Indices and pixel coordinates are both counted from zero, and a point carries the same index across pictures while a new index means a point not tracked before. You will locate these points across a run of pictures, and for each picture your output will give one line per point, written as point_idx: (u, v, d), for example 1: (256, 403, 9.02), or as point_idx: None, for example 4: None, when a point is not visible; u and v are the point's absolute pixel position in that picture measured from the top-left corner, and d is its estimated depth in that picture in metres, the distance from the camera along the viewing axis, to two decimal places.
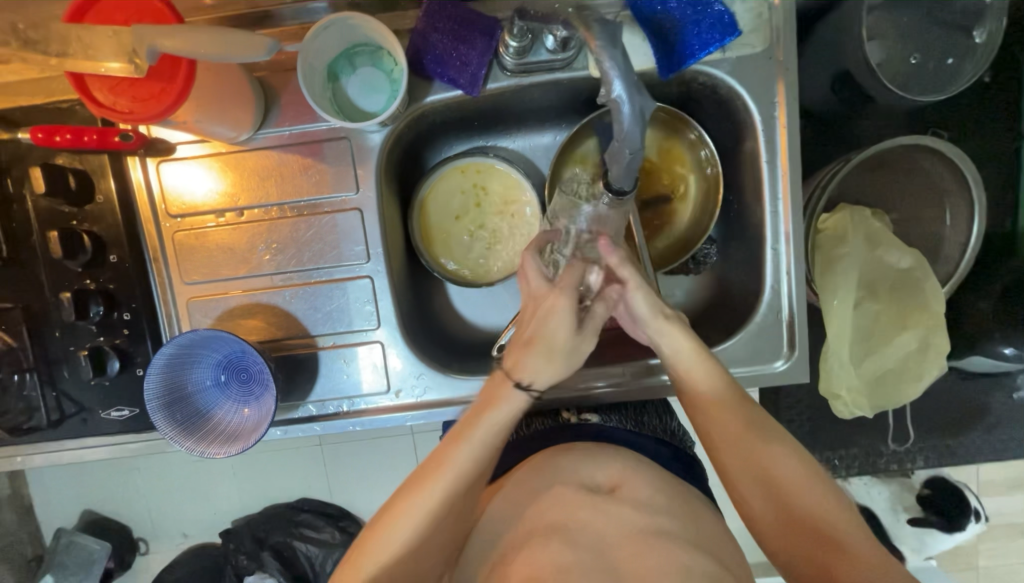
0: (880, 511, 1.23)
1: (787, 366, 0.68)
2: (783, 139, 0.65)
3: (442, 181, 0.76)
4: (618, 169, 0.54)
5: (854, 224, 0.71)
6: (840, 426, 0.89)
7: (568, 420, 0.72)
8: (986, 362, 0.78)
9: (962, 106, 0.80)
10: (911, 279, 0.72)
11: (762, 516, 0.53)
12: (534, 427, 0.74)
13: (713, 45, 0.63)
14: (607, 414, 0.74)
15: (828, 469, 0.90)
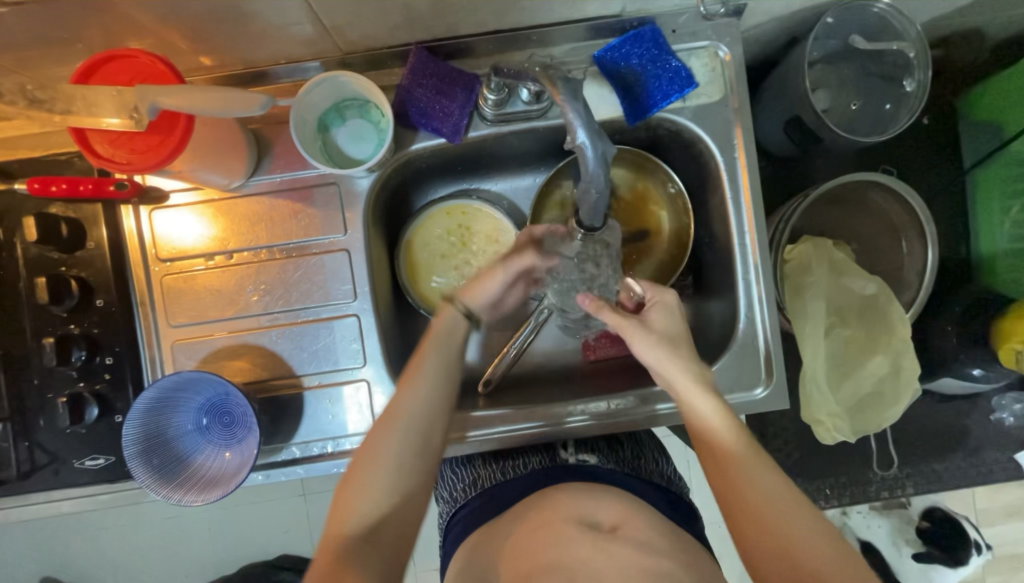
0: (882, 546, 1.21)
1: (767, 393, 0.70)
2: (744, 177, 0.70)
3: (429, 222, 0.80)
4: (585, 207, 0.57)
5: (816, 254, 0.75)
6: (827, 454, 0.89)
7: (564, 460, 0.74)
8: (956, 383, 0.81)
9: (905, 146, 0.87)
10: (875, 304, 0.76)
11: (766, 563, 0.49)
12: (531, 467, 0.74)
13: (673, 95, 0.69)
14: (605, 455, 0.76)
15: (820, 500, 0.89)
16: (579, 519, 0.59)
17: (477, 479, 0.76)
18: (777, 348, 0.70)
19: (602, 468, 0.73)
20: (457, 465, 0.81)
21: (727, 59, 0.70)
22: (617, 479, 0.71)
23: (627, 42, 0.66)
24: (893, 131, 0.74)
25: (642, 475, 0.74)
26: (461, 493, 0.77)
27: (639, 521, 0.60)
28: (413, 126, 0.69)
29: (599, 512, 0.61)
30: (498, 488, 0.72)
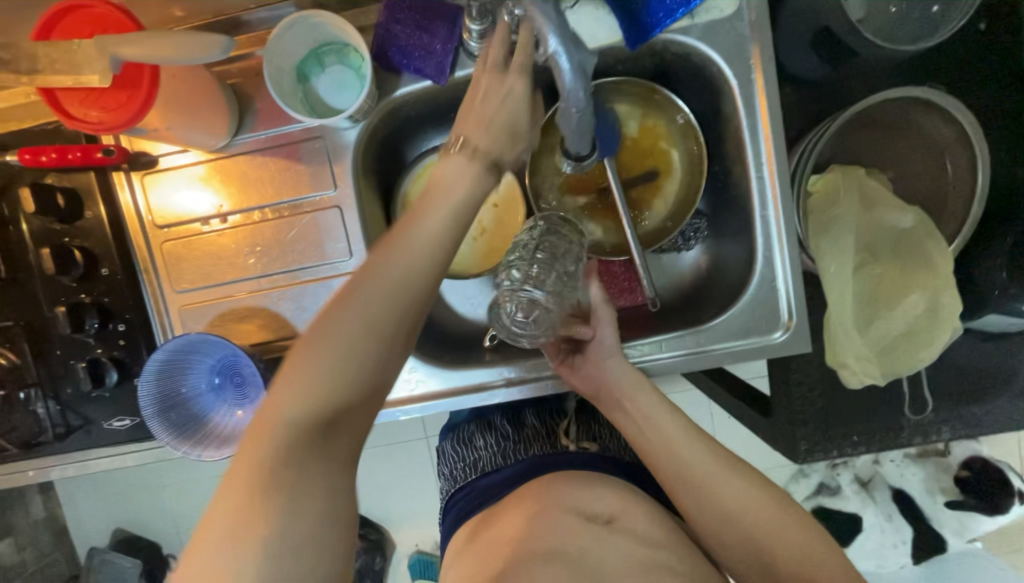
0: (915, 495, 1.18)
1: (787, 337, 0.66)
2: (762, 100, 0.63)
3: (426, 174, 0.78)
4: (568, 128, 0.53)
5: (846, 184, 0.68)
6: (856, 399, 0.85)
7: (565, 447, 0.79)
8: (1002, 320, 0.73)
9: (960, 56, 0.76)
10: (912, 239, 0.69)
11: (725, 545, 0.57)
12: (533, 450, 0.80)
13: (678, 10, 0.61)
14: (606, 442, 0.81)
15: (850, 448, 0.85)
16: (580, 511, 0.64)
17: (477, 461, 0.82)
18: (797, 288, 0.65)
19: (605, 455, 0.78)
20: (459, 444, 0.88)
21: None
22: (618, 465, 0.77)
23: None
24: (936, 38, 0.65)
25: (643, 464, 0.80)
26: (461, 472, 0.84)
27: (638, 512, 0.65)
28: (395, 70, 0.64)
29: (599, 504, 0.65)
30: (500, 471, 0.78)
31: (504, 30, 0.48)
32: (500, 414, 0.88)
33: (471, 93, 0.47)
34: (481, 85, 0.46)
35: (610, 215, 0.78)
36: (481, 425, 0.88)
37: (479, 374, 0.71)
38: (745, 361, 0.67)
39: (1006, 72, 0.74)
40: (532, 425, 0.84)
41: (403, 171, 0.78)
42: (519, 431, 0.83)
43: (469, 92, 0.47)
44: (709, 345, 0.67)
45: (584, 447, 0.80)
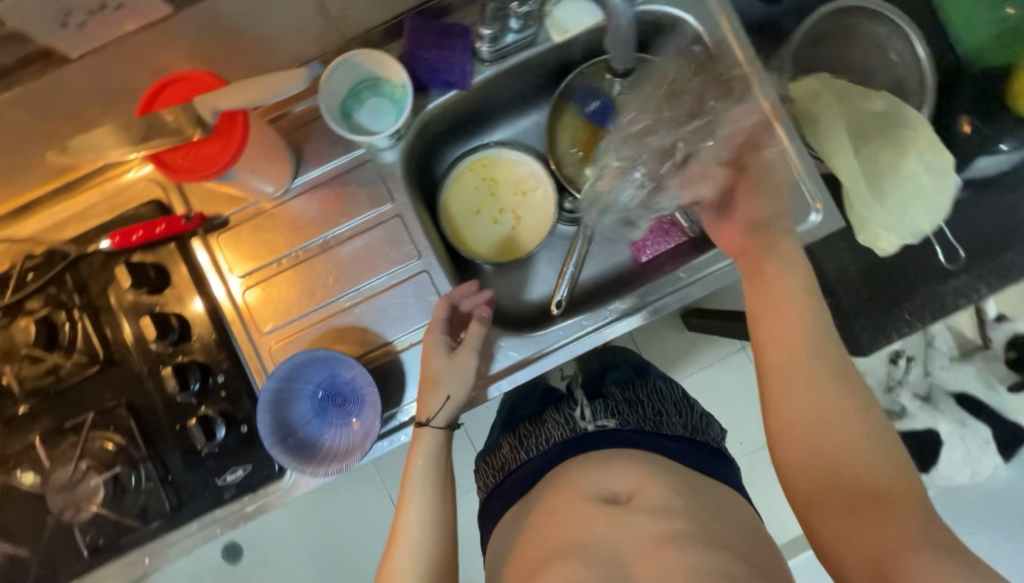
0: (975, 390, 1.24)
1: (822, 219, 0.73)
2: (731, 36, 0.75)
3: (458, 182, 0.87)
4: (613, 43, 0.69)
5: (820, 85, 0.79)
6: (897, 281, 0.91)
7: (583, 429, 0.87)
8: (992, 162, 0.81)
9: None
10: (893, 115, 0.78)
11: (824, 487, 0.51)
12: (554, 439, 0.89)
13: None
14: (625, 416, 0.88)
15: (908, 327, 0.90)
16: (598, 495, 0.74)
17: (504, 461, 0.94)
18: (814, 175, 0.73)
19: (621, 430, 0.85)
20: (489, 455, 1.00)
21: None
22: (634, 437, 0.84)
23: None
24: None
25: (659, 430, 0.86)
26: (492, 477, 0.95)
27: (654, 487, 0.73)
28: (425, 89, 0.75)
29: (616, 484, 0.75)
30: (523, 466, 0.89)
31: (437, 315, 0.69)
32: (526, 419, 0.98)
33: (427, 372, 0.68)
34: (429, 365, 0.68)
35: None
36: (507, 435, 0.99)
37: (562, 331, 0.76)
38: None
39: None
40: (549, 419, 0.93)
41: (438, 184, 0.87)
42: (539, 429, 0.93)
43: (422, 373, 0.69)
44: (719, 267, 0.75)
45: (603, 424, 0.87)
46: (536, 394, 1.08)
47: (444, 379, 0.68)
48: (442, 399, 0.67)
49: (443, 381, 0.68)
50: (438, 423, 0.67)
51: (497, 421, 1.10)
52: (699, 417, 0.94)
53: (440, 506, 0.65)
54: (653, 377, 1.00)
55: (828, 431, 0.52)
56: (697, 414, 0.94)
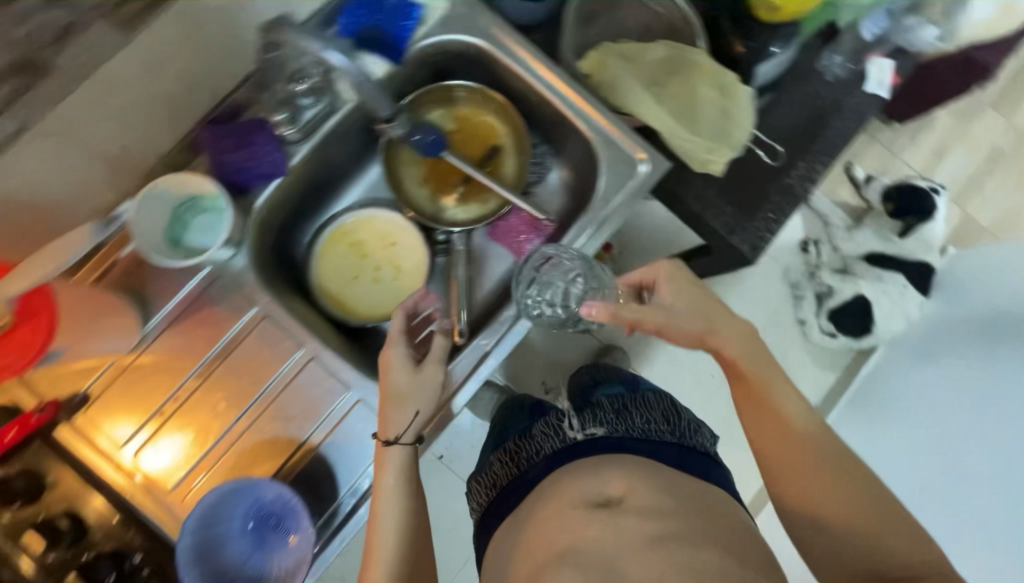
0: (874, 245, 1.57)
1: (649, 163, 0.79)
2: (509, 43, 0.81)
3: (325, 257, 0.89)
4: (368, 95, 0.72)
5: (604, 53, 0.84)
6: (751, 188, 1.04)
7: (572, 439, 0.88)
8: (769, 66, 0.92)
9: None
10: (671, 57, 0.86)
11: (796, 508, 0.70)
12: (544, 452, 0.90)
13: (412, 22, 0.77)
14: (614, 425, 0.89)
15: (774, 226, 1.03)
16: (590, 501, 0.77)
17: (497, 479, 0.95)
18: (629, 132, 0.80)
19: (612, 437, 0.87)
20: (481, 476, 1.00)
21: None
22: (623, 446, 0.85)
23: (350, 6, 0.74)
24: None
25: (649, 438, 0.87)
26: (485, 496, 0.97)
27: (644, 490, 0.76)
28: (248, 188, 0.75)
29: (606, 489, 0.78)
30: (516, 480, 0.91)
31: (397, 328, 0.72)
32: (513, 435, 0.98)
33: (390, 390, 0.68)
34: (391, 381, 0.68)
35: (468, 196, 0.92)
36: (498, 451, 0.99)
37: (465, 359, 0.77)
38: (637, 201, 0.79)
39: None
40: (539, 431, 0.94)
41: (307, 267, 0.88)
42: (529, 442, 0.94)
43: (383, 391, 0.69)
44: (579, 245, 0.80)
45: (591, 433, 0.89)
46: (524, 407, 1.07)
47: (410, 394, 0.69)
48: (409, 412, 0.69)
49: (408, 397, 0.69)
50: (406, 439, 0.69)
51: (488, 438, 1.11)
52: (686, 417, 0.95)
53: (407, 536, 0.67)
54: (646, 391, 0.99)
55: (858, 521, 0.65)
56: (686, 419, 0.94)
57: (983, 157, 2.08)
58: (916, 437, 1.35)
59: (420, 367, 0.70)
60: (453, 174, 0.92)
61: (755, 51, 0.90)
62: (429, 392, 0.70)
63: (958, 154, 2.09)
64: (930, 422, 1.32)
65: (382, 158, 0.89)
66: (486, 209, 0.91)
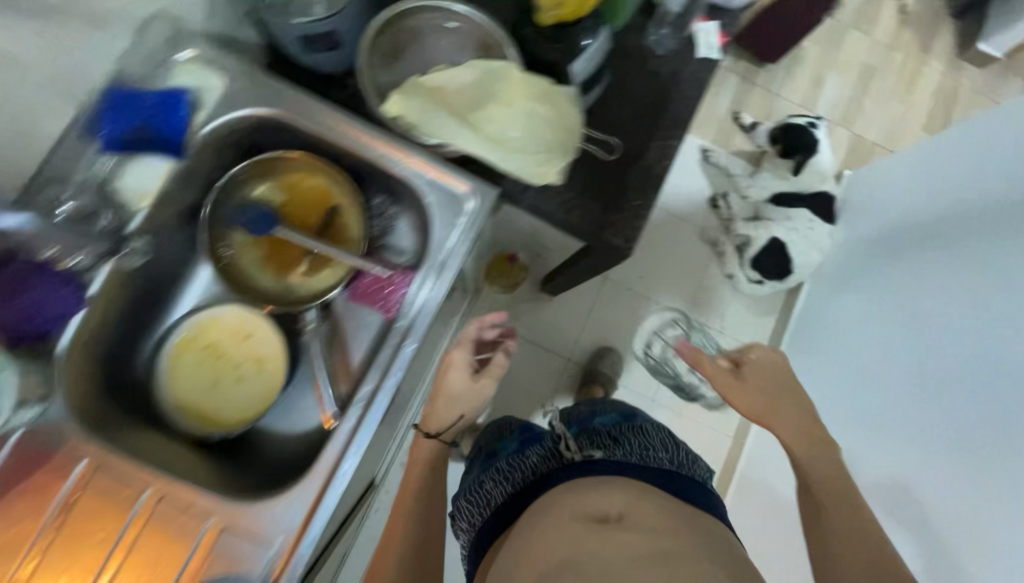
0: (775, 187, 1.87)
1: (471, 190, 0.77)
2: (304, 105, 0.77)
3: (176, 370, 0.83)
4: (74, 250, 0.66)
5: (408, 90, 0.81)
6: (611, 181, 1.03)
7: (570, 459, 0.89)
8: (586, 60, 0.89)
9: None
10: (480, 80, 0.85)
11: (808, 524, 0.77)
12: (537, 471, 0.92)
13: (183, 112, 0.72)
14: (613, 449, 0.90)
15: (644, 211, 1.02)
16: (590, 516, 0.76)
17: (490, 498, 0.96)
18: (447, 167, 0.77)
19: (612, 460, 0.87)
20: (469, 498, 1.01)
21: (193, 57, 0.75)
22: (619, 468, 0.86)
23: (112, 117, 0.70)
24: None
25: (646, 463, 0.87)
26: (475, 517, 0.98)
27: (641, 508, 0.77)
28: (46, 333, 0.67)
29: (606, 503, 0.78)
30: (508, 499, 0.93)
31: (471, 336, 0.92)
32: (505, 459, 0.98)
33: (447, 391, 0.91)
34: (456, 381, 0.91)
35: (315, 267, 0.88)
36: (490, 469, 0.99)
37: (333, 446, 0.71)
38: (473, 235, 0.77)
39: None
40: (535, 455, 0.94)
41: (156, 385, 0.82)
42: (523, 463, 0.94)
43: (441, 390, 0.91)
44: (426, 293, 0.76)
45: (589, 456, 0.89)
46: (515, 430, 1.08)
47: (461, 393, 0.92)
48: (470, 402, 0.92)
49: (459, 394, 0.92)
50: (444, 437, 0.94)
51: (474, 463, 1.11)
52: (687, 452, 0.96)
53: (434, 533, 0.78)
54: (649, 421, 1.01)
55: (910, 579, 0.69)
56: (686, 451, 0.95)
57: (856, 76, 2.14)
58: (872, 418, 1.38)
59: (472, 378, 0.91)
60: (294, 249, 0.88)
61: (564, 49, 0.87)
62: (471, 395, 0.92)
63: (833, 79, 2.14)
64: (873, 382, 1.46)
65: (209, 248, 0.82)
66: (335, 275, 0.87)
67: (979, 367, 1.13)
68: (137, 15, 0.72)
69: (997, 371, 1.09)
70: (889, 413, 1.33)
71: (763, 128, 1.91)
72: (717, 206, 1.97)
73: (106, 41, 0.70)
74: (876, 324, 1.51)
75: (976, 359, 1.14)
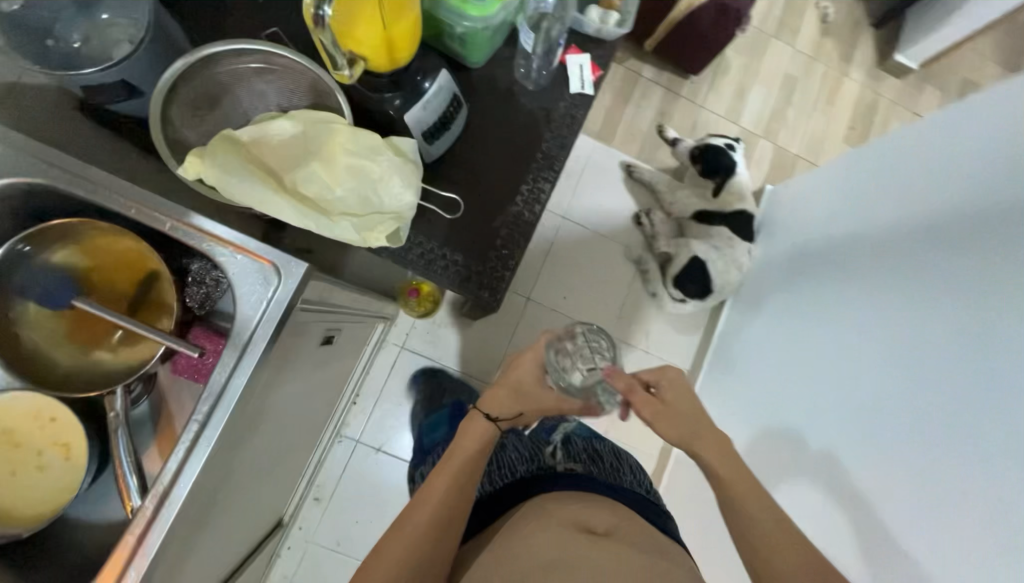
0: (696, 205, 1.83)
1: (275, 266, 0.70)
2: (79, 170, 0.68)
3: None
4: None
5: (210, 149, 0.72)
6: (475, 229, 0.97)
7: (553, 466, 1.00)
8: (430, 106, 0.82)
9: (246, 19, 0.92)
10: (303, 135, 0.78)
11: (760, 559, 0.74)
12: (521, 472, 1.01)
13: None
14: (588, 464, 1.01)
15: (512, 260, 0.97)
16: (584, 527, 0.80)
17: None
18: (247, 238, 0.70)
19: (588, 474, 0.97)
20: None
21: None
22: (595, 481, 0.95)
23: None
24: (183, 39, 0.83)
25: (617, 481, 0.98)
26: None
27: (627, 526, 0.82)
28: None
29: (597, 520, 0.82)
30: (494, 493, 1.01)
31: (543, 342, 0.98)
32: (495, 455, 1.08)
33: (514, 378, 0.96)
34: (519, 374, 0.96)
35: (129, 342, 0.79)
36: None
37: (126, 537, 0.65)
38: (282, 309, 0.69)
39: (277, 9, 0.93)
40: (514, 448, 1.07)
41: None
42: (502, 457, 1.07)
43: (507, 381, 0.96)
44: (226, 387, 0.68)
45: (570, 466, 1.00)
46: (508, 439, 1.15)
47: (522, 396, 0.95)
48: (546, 401, 0.96)
49: (519, 397, 0.95)
50: (499, 423, 0.92)
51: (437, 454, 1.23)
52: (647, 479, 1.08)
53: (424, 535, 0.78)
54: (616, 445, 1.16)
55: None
56: (647, 480, 1.06)
57: (779, 87, 2.12)
58: (797, 402, 1.33)
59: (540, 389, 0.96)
60: (99, 324, 0.79)
61: (403, 97, 0.79)
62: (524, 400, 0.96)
63: (757, 89, 2.11)
64: (844, 367, 1.21)
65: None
66: (151, 350, 0.78)
67: (879, 336, 1.13)
68: None
69: (900, 333, 1.08)
70: (822, 424, 1.22)
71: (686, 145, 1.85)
72: (641, 223, 1.92)
73: None
74: (784, 346, 1.48)
75: (908, 327, 1.06)
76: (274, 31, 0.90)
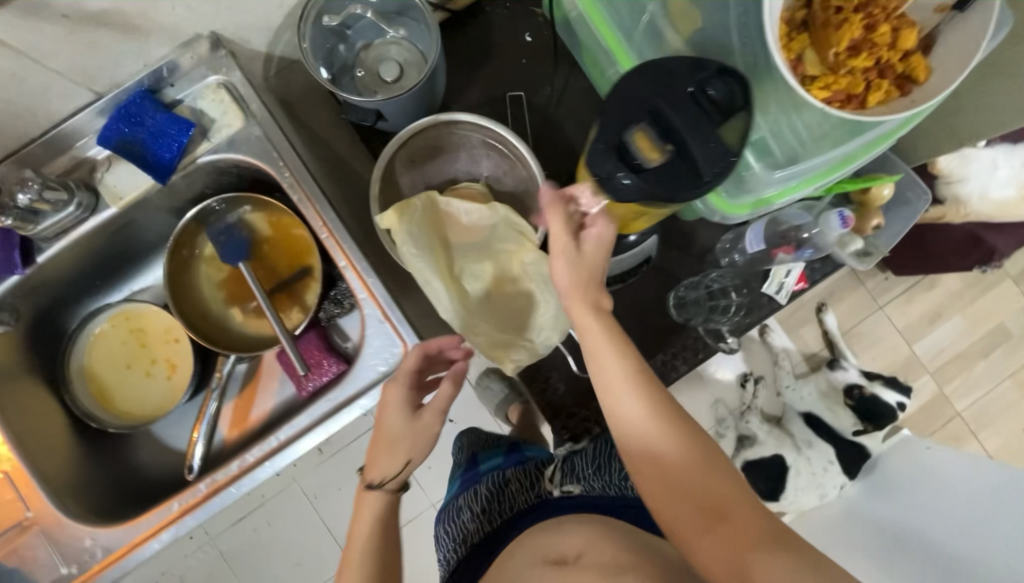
0: (818, 410, 1.49)
1: (404, 355, 0.70)
2: (303, 177, 0.72)
3: (104, 336, 0.83)
4: None
5: (406, 215, 0.72)
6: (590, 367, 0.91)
7: (548, 494, 0.73)
8: (623, 258, 0.79)
9: (499, 81, 0.93)
10: (492, 230, 0.77)
11: (671, 515, 0.51)
12: (517, 506, 0.74)
13: (180, 140, 0.70)
14: (591, 481, 0.73)
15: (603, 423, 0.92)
16: (547, 558, 0.60)
17: (466, 535, 0.75)
18: (396, 312, 0.70)
19: (586, 499, 0.71)
20: (449, 523, 0.80)
21: (224, 83, 0.71)
22: (605, 510, 0.69)
23: (115, 119, 0.68)
24: (441, 85, 0.83)
25: (634, 499, 0.71)
26: (455, 552, 0.76)
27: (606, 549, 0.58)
28: None
29: (565, 545, 0.61)
30: (489, 535, 0.72)
31: (407, 367, 0.64)
32: (485, 482, 0.79)
33: (385, 432, 0.64)
34: (387, 425, 0.63)
35: (260, 315, 0.84)
36: (467, 494, 0.80)
37: (170, 508, 0.70)
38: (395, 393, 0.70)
39: (530, 84, 0.93)
40: (512, 480, 0.78)
41: (76, 339, 0.82)
42: (502, 492, 0.76)
43: (380, 433, 0.64)
44: (307, 432, 0.70)
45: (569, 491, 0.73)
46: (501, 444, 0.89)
47: (399, 441, 0.63)
48: (423, 436, 0.63)
49: (398, 443, 0.62)
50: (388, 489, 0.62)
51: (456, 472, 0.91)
52: None
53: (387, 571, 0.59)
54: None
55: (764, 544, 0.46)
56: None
57: (984, 332, 1.74)
58: None
59: (407, 422, 0.63)
60: (245, 289, 0.85)
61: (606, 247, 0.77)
62: (393, 426, 0.63)
63: (955, 321, 1.73)
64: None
65: (173, 252, 0.79)
66: (272, 335, 0.84)
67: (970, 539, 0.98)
68: (186, 32, 0.66)
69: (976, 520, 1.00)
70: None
71: (848, 361, 1.53)
72: (746, 385, 1.51)
73: (144, 49, 0.65)
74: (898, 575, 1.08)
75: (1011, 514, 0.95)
76: (518, 99, 0.91)
